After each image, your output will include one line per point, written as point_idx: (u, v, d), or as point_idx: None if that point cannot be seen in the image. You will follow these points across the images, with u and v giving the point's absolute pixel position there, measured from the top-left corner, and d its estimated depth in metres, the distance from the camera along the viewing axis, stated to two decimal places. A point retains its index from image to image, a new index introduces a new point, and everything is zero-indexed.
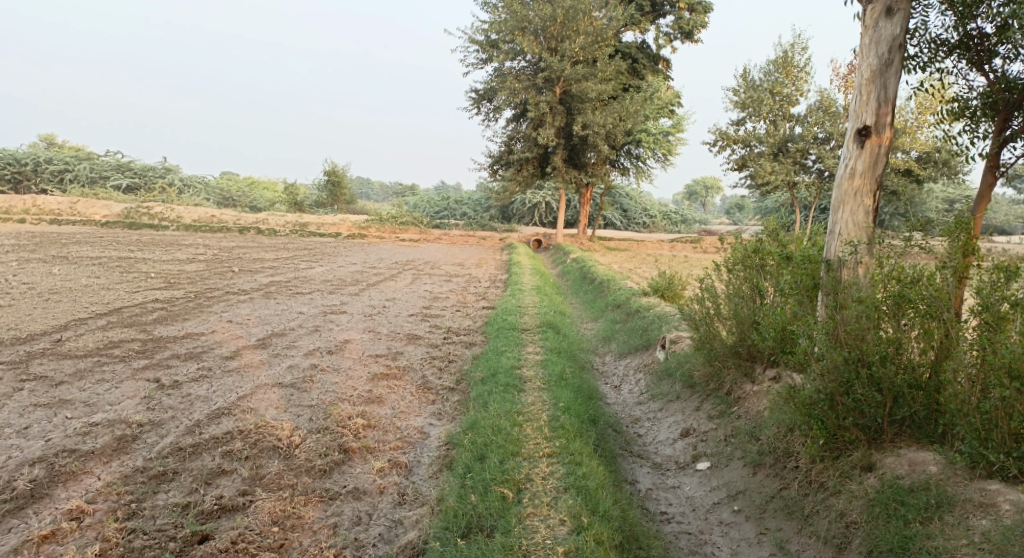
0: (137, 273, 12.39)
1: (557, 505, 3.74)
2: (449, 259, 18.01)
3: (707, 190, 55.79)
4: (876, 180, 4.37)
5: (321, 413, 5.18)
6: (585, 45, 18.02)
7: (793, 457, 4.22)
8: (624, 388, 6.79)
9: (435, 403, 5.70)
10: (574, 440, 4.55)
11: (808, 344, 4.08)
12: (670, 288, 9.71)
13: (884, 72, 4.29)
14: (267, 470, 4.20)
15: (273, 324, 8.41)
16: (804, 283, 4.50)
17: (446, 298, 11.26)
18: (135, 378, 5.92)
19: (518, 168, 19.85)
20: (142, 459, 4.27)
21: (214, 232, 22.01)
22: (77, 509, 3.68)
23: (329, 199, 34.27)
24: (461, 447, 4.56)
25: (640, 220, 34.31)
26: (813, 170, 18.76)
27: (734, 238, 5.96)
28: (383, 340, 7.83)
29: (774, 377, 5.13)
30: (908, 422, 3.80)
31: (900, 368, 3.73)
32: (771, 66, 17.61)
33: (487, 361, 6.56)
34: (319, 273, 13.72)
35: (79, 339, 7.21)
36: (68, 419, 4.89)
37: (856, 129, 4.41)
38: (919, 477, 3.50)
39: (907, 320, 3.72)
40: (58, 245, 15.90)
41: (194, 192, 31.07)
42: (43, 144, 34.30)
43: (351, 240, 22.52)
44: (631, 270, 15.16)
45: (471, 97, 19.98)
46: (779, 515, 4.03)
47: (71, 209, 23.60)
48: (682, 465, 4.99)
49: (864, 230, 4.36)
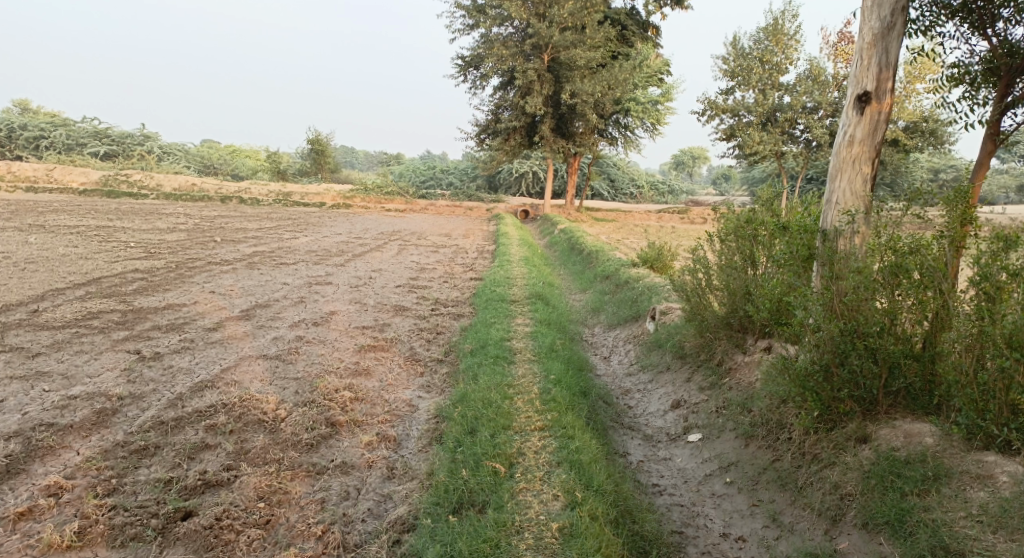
0: (117, 242, 12.11)
1: (550, 480, 3.69)
2: (436, 230, 17.79)
3: (694, 160, 55.72)
4: (875, 148, 4.26)
5: (307, 385, 5.08)
6: (573, 11, 17.57)
7: (787, 429, 4.20)
8: (614, 359, 6.75)
9: (423, 375, 5.61)
10: (566, 413, 4.48)
11: (803, 315, 3.99)
12: (659, 259, 9.63)
13: (886, 36, 4.16)
14: (252, 445, 4.09)
15: (256, 295, 8.24)
16: (800, 253, 4.40)
17: (434, 269, 11.11)
18: (115, 349, 5.78)
19: (505, 137, 19.54)
20: (123, 433, 4.15)
21: (196, 201, 21.60)
22: (55, 485, 3.56)
23: (314, 167, 33.74)
24: (451, 421, 4.48)
25: (628, 190, 34.17)
26: (801, 140, 18.53)
27: (726, 209, 5.86)
28: (370, 312, 7.70)
29: (767, 348, 5.10)
30: (903, 394, 3.77)
31: (896, 339, 3.68)
32: (760, 34, 17.40)
33: (475, 332, 6.48)
34: (303, 243, 13.49)
35: (56, 310, 7.01)
36: (45, 392, 4.75)
37: (856, 95, 4.29)
38: (915, 449, 3.48)
39: (903, 292, 3.66)
40: (35, 214, 15.49)
41: (174, 160, 30.37)
42: (17, 109, 33.29)
43: (336, 210, 22.22)
44: (620, 241, 15.07)
45: (457, 64, 19.57)
46: (772, 486, 4.01)
47: (47, 176, 23.02)
48: (673, 437, 4.95)
49: (862, 199, 4.26)
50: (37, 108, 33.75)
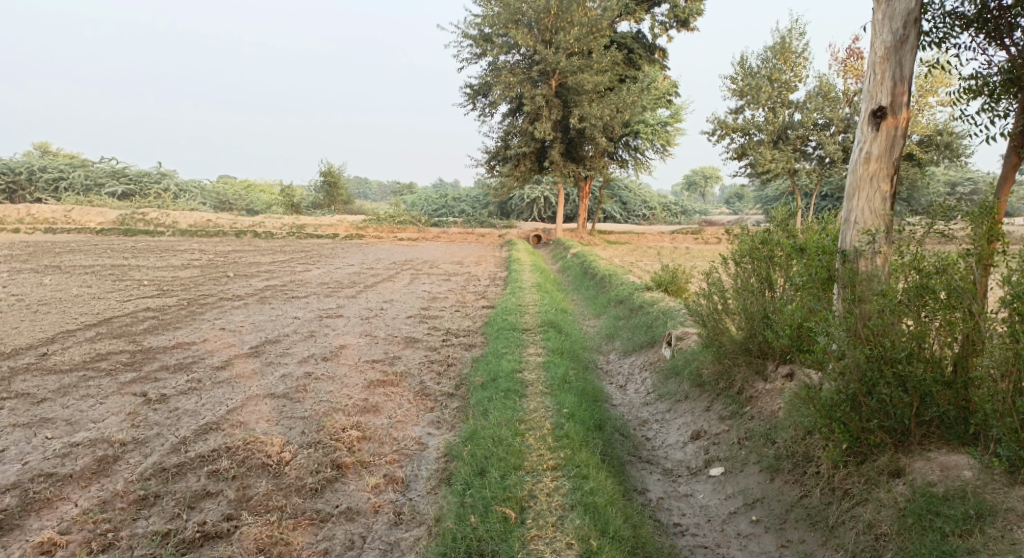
0: (130, 280, 12.16)
1: (563, 526, 3.49)
2: (448, 258, 17.74)
3: (706, 180, 55.72)
4: (893, 164, 4.09)
5: (314, 425, 4.94)
6: (579, 37, 17.75)
7: (814, 462, 3.98)
8: (630, 388, 6.55)
9: (434, 410, 5.45)
10: (580, 450, 4.29)
11: (826, 341, 3.80)
12: (673, 282, 9.44)
13: (899, 49, 4.03)
14: (255, 491, 3.95)
15: (267, 331, 8.16)
16: (819, 276, 4.22)
17: (445, 298, 11.00)
18: (121, 392, 5.68)
19: (515, 163, 19.56)
20: (123, 482, 4.02)
21: (210, 236, 21.78)
22: (49, 542, 3.43)
23: (327, 200, 34.07)
24: (461, 461, 4.31)
25: (640, 212, 34.05)
26: (813, 156, 18.38)
27: (739, 230, 5.68)
28: (380, 344, 7.58)
29: (789, 375, 4.89)
30: (937, 423, 3.54)
31: (926, 364, 3.47)
32: (768, 53, 17.39)
33: (487, 364, 6.32)
34: (315, 276, 13.45)
35: (65, 353, 6.95)
36: (48, 440, 4.65)
37: (870, 111, 4.14)
38: (954, 484, 3.26)
39: (929, 312, 3.47)
40: (51, 255, 15.61)
41: (190, 197, 30.77)
42: (37, 152, 34.01)
43: (349, 241, 22.31)
44: (633, 264, 14.91)
45: (466, 92, 19.71)
46: (801, 526, 3.78)
47: (66, 217, 23.35)
48: (694, 471, 4.73)
49: (882, 218, 4.09)
50: (55, 151, 34.41)
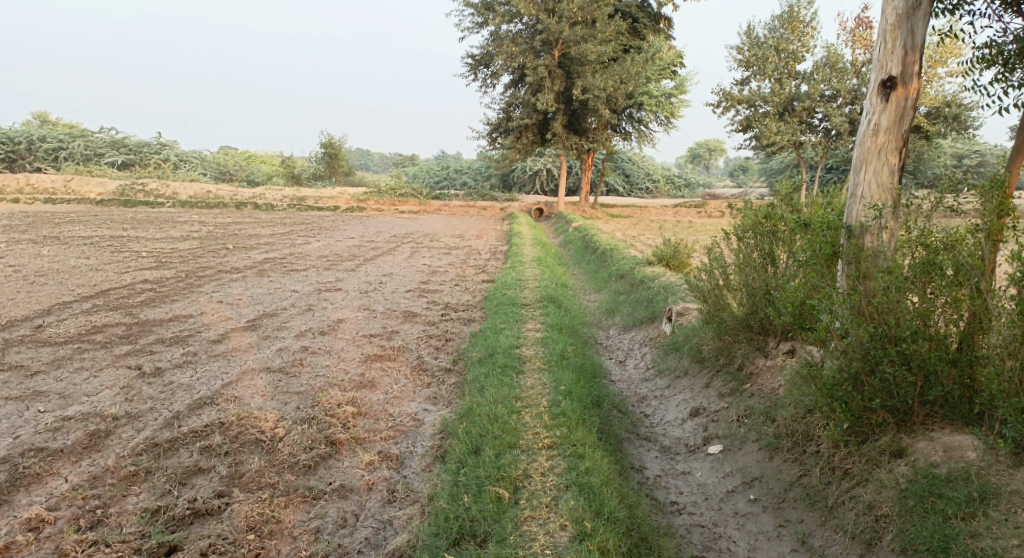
0: (129, 252, 12.07)
1: (557, 507, 3.44)
2: (449, 231, 17.57)
3: (710, 152, 55.18)
4: (902, 136, 3.93)
5: (309, 400, 4.89)
6: (583, 5, 17.20)
7: (814, 441, 3.91)
8: (629, 363, 6.49)
9: (430, 386, 5.39)
10: (576, 429, 4.23)
11: (829, 320, 3.70)
12: (675, 257, 9.31)
13: (911, 16, 3.85)
14: (247, 468, 3.91)
15: (264, 304, 8.09)
16: (823, 251, 4.10)
17: (445, 272, 10.91)
18: (116, 365, 5.63)
19: (517, 135, 19.30)
20: (114, 457, 3.98)
21: (211, 208, 21.65)
22: (37, 518, 3.40)
23: (328, 171, 33.79)
24: (456, 438, 4.25)
25: (643, 185, 33.80)
26: (819, 128, 18.06)
27: (743, 203, 5.54)
28: (378, 318, 7.52)
29: (790, 352, 4.79)
30: (941, 403, 3.44)
31: (930, 343, 3.37)
32: (775, 22, 17.04)
33: (484, 339, 6.25)
34: (315, 248, 13.34)
35: (61, 325, 6.89)
36: (40, 413, 4.60)
37: (879, 80, 3.97)
38: (957, 465, 3.19)
39: (935, 289, 3.38)
40: (51, 226, 15.49)
41: (190, 167, 30.48)
42: (37, 122, 33.71)
43: (350, 214, 22.16)
44: (634, 238, 14.82)
45: (468, 63, 19.35)
46: (800, 505, 3.73)
47: (65, 187, 23.20)
48: (692, 449, 4.67)
49: (889, 192, 3.95)
50: (55, 120, 34.14)
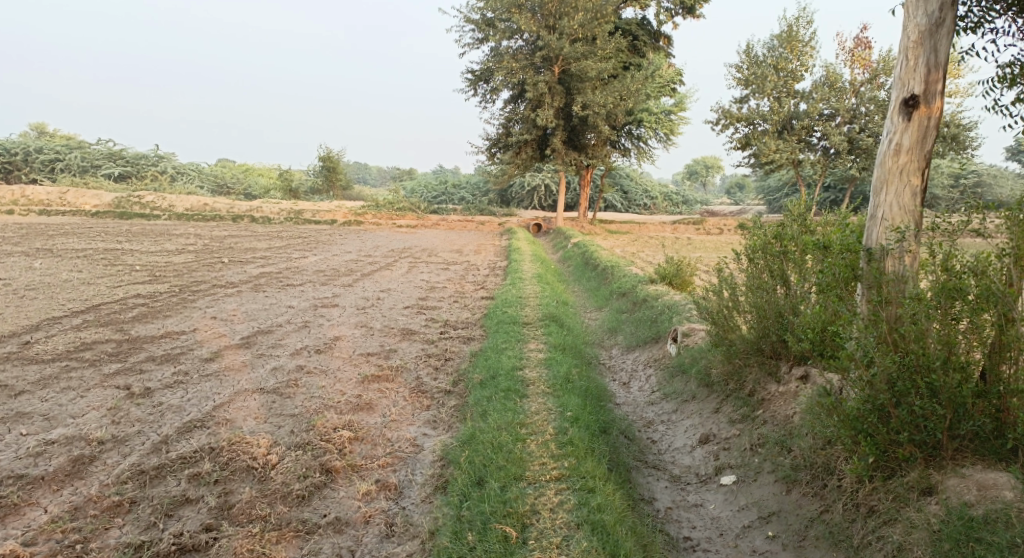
0: (122, 265, 11.85)
1: (569, 547, 3.24)
2: (447, 246, 17.40)
3: (707, 170, 55.42)
4: (924, 156, 3.79)
5: (304, 424, 4.68)
6: (584, 22, 17.29)
7: (836, 474, 3.73)
8: (633, 385, 6.30)
9: (430, 409, 5.19)
10: (585, 459, 4.04)
11: (852, 348, 3.50)
12: (678, 275, 9.15)
13: (934, 33, 3.72)
14: (237, 498, 3.70)
15: (259, 321, 7.88)
16: (842, 275, 3.91)
17: (444, 288, 10.73)
18: (104, 385, 5.41)
19: (516, 150, 19.17)
20: (98, 486, 3.77)
21: (207, 221, 21.47)
22: (12, 554, 3.20)
23: (326, 185, 33.68)
24: (458, 467, 4.06)
25: (641, 202, 33.73)
26: (818, 147, 18.06)
27: (752, 223, 5.36)
28: (375, 336, 7.31)
29: (804, 378, 4.62)
30: (972, 438, 3.27)
31: (959, 373, 3.20)
32: (775, 41, 17.09)
33: (485, 359, 6.06)
34: (311, 263, 13.14)
35: (49, 341, 6.68)
36: (22, 436, 4.39)
37: (900, 99, 3.83)
38: (995, 506, 3.02)
39: (961, 316, 3.22)
40: (43, 238, 15.26)
41: (188, 180, 30.32)
42: (35, 134, 33.62)
43: (348, 228, 22.00)
44: (634, 255, 14.70)
45: (468, 78, 19.31)
46: (823, 545, 3.54)
47: (60, 199, 22.99)
48: (704, 479, 4.48)
49: (911, 214, 3.81)
50: (52, 132, 34.00)
